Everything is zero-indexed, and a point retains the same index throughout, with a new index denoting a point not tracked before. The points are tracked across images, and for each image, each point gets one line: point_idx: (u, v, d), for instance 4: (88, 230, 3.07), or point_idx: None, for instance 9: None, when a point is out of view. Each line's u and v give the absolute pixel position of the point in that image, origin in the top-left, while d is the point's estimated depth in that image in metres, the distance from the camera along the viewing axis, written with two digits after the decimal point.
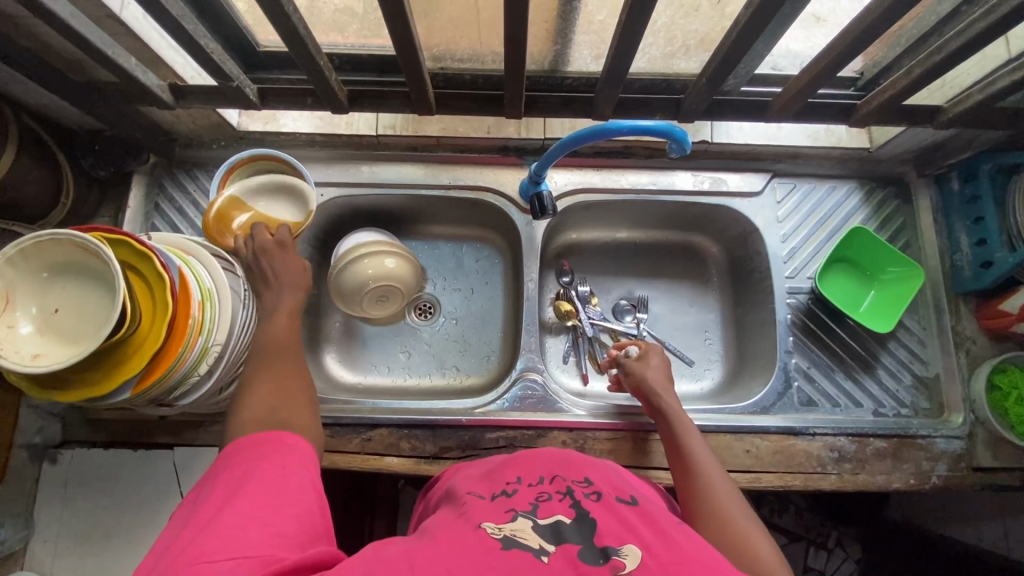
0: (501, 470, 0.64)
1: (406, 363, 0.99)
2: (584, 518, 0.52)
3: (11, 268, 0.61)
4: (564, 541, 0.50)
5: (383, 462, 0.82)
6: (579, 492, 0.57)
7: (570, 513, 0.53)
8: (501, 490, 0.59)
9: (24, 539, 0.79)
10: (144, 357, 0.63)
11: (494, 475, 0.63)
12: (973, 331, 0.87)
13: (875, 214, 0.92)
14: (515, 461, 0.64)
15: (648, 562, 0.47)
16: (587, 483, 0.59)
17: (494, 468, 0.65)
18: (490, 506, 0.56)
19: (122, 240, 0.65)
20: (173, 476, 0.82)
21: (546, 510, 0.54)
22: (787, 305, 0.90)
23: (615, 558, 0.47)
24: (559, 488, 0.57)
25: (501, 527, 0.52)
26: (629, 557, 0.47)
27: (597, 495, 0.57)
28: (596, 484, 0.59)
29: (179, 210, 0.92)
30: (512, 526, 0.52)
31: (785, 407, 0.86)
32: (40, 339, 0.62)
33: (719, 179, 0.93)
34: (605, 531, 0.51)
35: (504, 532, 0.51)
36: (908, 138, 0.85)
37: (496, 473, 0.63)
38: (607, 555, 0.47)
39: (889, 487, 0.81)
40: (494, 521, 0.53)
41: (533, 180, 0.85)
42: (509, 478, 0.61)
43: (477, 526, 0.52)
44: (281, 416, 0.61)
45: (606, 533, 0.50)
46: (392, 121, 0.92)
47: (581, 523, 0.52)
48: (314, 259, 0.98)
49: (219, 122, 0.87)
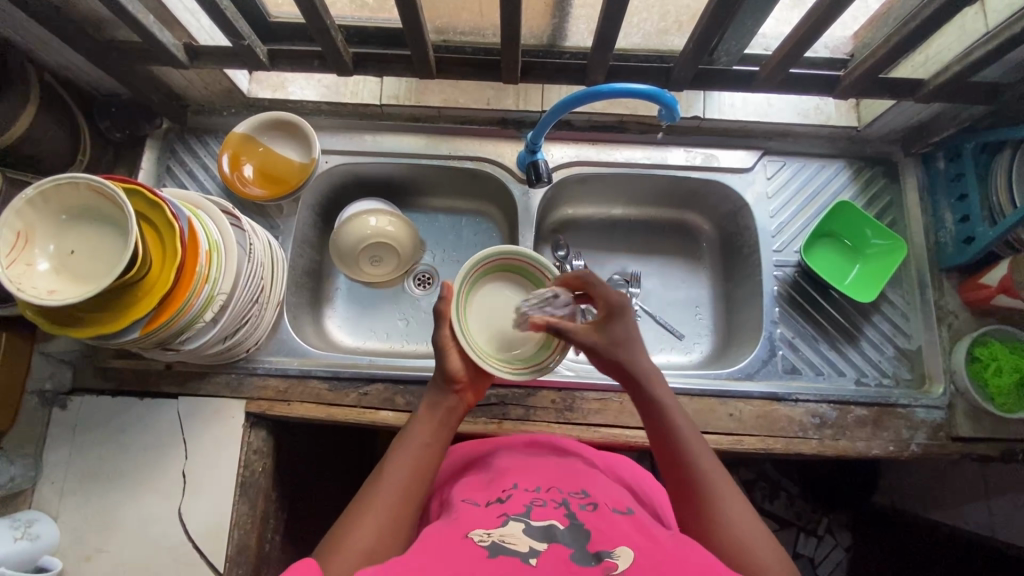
0: (497, 476, 0.67)
1: (404, 330, 1.02)
2: (578, 527, 0.56)
3: (30, 209, 0.64)
4: (557, 543, 0.52)
5: (379, 416, 0.86)
6: (575, 503, 0.60)
7: (564, 520, 0.56)
8: (496, 495, 0.62)
9: (34, 479, 0.83)
10: (157, 296, 0.66)
11: (491, 480, 0.66)
12: (956, 306, 0.89)
13: (863, 191, 0.95)
14: (510, 468, 0.68)
15: (640, 562, 0.50)
16: (583, 494, 0.62)
17: (492, 472, 0.68)
18: (484, 511, 0.59)
19: (135, 190, 0.69)
20: (177, 423, 0.85)
21: (539, 514, 0.57)
22: (774, 278, 0.92)
23: (607, 559, 0.50)
24: (555, 495, 0.61)
25: (490, 534, 0.54)
26: (621, 558, 0.50)
27: (593, 505, 0.60)
28: (593, 495, 0.62)
29: (190, 172, 0.95)
30: (501, 532, 0.54)
31: (769, 374, 0.88)
32: (56, 277, 0.65)
33: (712, 155, 0.96)
34: (598, 537, 0.54)
35: (492, 538, 0.53)
36: (896, 115, 0.88)
37: (495, 479, 0.66)
38: (600, 557, 0.51)
39: (868, 453, 0.83)
40: (484, 527, 0.55)
41: (529, 150, 0.89)
42: (505, 482, 0.65)
43: (464, 535, 0.54)
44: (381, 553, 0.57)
45: (599, 539, 0.54)
46: (395, 90, 0.95)
47: (574, 530, 0.55)
48: (319, 226, 1.02)
49: (230, 87, 0.90)
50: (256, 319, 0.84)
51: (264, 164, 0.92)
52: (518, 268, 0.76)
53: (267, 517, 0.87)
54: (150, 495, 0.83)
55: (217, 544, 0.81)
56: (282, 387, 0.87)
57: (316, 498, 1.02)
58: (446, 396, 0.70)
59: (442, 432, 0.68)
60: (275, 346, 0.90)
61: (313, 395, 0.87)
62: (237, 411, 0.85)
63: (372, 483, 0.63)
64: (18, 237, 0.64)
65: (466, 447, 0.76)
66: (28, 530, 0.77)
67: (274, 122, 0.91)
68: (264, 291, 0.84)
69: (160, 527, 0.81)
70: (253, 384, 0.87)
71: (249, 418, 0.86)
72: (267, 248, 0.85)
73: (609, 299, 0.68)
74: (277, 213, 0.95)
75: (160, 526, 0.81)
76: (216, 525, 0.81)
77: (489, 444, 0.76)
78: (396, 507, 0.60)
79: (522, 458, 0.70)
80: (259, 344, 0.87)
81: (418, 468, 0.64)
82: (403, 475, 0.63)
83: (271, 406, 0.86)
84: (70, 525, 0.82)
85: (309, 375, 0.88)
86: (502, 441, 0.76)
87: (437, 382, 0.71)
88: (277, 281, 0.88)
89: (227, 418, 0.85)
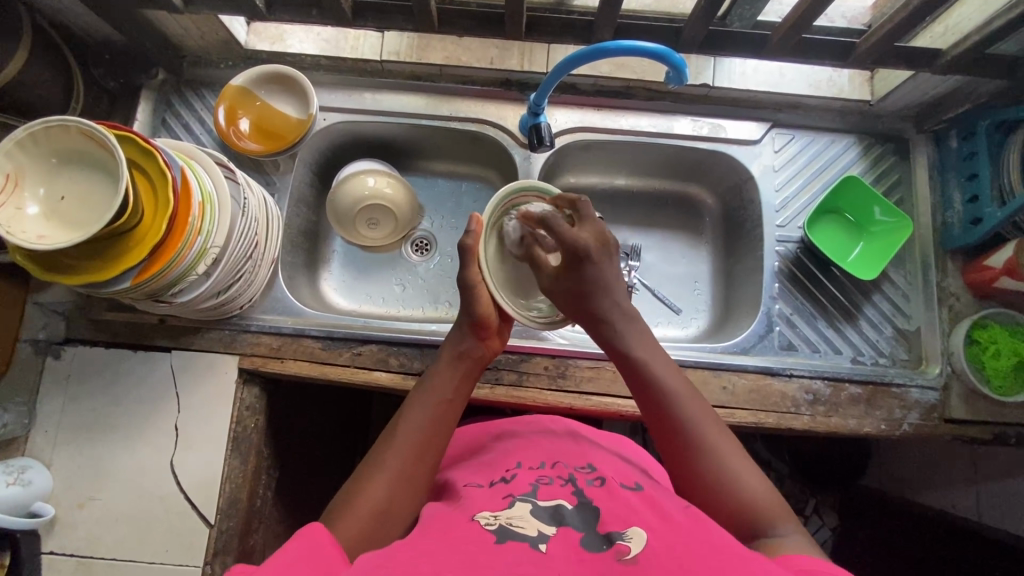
0: (501, 457, 0.68)
1: (400, 295, 1.02)
2: (587, 505, 0.55)
3: (20, 151, 0.63)
4: (566, 527, 0.52)
5: (372, 376, 0.86)
6: (582, 478, 0.61)
7: (572, 499, 0.56)
8: (498, 476, 0.63)
9: (27, 426, 0.83)
10: (148, 246, 0.65)
11: (493, 463, 0.67)
12: (958, 287, 0.88)
13: (872, 168, 0.93)
14: (512, 449, 0.69)
15: (654, 545, 0.49)
16: (589, 469, 0.63)
17: (494, 454, 0.69)
18: (489, 493, 0.59)
19: (126, 137, 0.67)
20: (170, 376, 0.85)
21: (546, 493, 0.58)
22: (775, 253, 0.91)
23: (619, 543, 0.50)
24: (561, 473, 0.62)
25: (497, 516, 0.54)
26: (634, 541, 0.50)
27: (601, 482, 0.60)
28: (599, 470, 0.63)
29: (186, 126, 0.93)
30: (508, 514, 0.54)
31: (765, 349, 0.88)
32: (46, 222, 0.64)
33: (719, 125, 0.93)
34: (609, 517, 0.53)
35: (499, 521, 0.53)
36: (910, 89, 0.86)
37: (497, 461, 0.67)
38: (611, 541, 0.50)
39: (860, 430, 0.83)
40: (491, 510, 0.55)
41: (532, 112, 0.86)
42: (508, 463, 0.66)
43: (471, 518, 0.54)
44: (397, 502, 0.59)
45: (610, 520, 0.53)
46: (396, 47, 0.92)
47: (583, 509, 0.55)
48: (316, 185, 1.00)
49: (226, 36, 0.88)
50: (250, 275, 0.83)
51: (260, 118, 0.90)
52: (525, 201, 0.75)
53: (258, 473, 0.88)
54: (143, 446, 0.83)
55: (209, 496, 0.81)
56: (275, 345, 0.87)
57: (307, 459, 1.03)
58: (469, 342, 0.71)
59: (464, 382, 0.69)
60: (269, 304, 0.89)
61: (307, 353, 0.87)
62: (230, 367, 0.85)
63: (388, 432, 0.64)
64: (8, 180, 0.62)
65: (471, 433, 0.78)
66: (21, 476, 0.78)
67: (270, 76, 0.89)
68: (258, 247, 0.83)
69: (152, 478, 0.82)
70: (246, 340, 0.86)
71: (241, 374, 0.86)
72: (262, 203, 0.84)
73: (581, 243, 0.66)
74: (273, 170, 0.93)
75: (152, 477, 0.82)
76: (207, 477, 0.82)
77: (490, 429, 0.77)
78: (413, 456, 0.61)
79: (522, 438, 0.72)
80: (252, 300, 0.86)
81: (438, 418, 0.65)
82: (421, 424, 0.64)
83: (264, 363, 0.86)
84: (63, 473, 0.82)
85: (302, 334, 0.87)
86: (502, 426, 0.77)
87: (462, 327, 0.72)
88: (271, 238, 0.86)
89: (220, 373, 0.85)
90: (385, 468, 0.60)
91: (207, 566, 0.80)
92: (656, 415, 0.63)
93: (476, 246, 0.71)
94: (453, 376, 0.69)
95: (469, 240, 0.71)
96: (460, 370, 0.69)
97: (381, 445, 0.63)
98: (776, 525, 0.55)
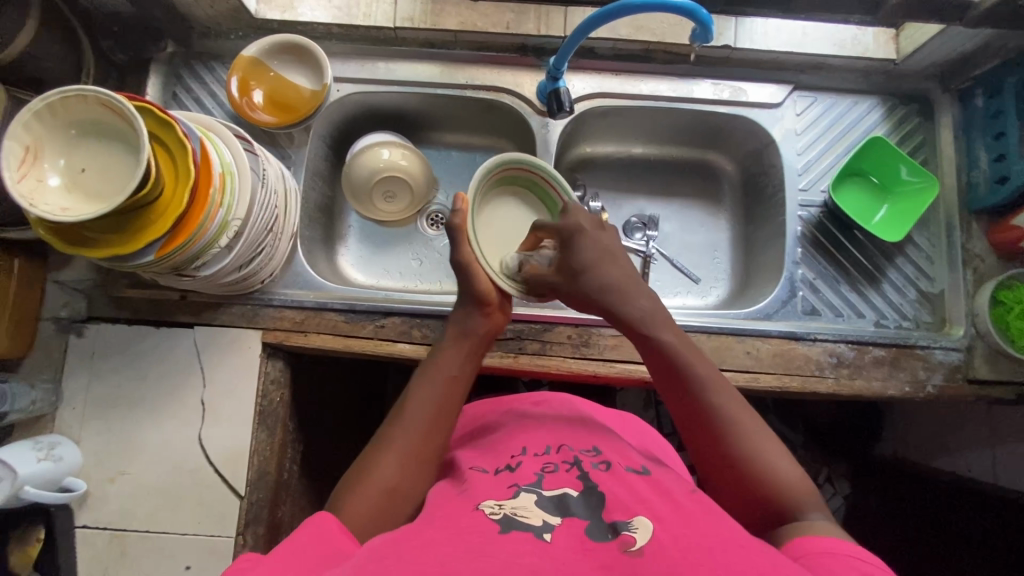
0: (506, 440, 0.67)
1: (418, 269, 1.01)
2: (593, 490, 0.55)
3: (39, 122, 0.62)
4: (571, 518, 0.51)
5: (395, 348, 0.86)
6: (588, 463, 0.60)
7: (577, 486, 0.56)
8: (504, 462, 0.62)
9: (54, 404, 0.83)
10: (169, 219, 0.64)
11: (497, 446, 0.66)
12: (982, 248, 0.87)
13: (896, 129, 0.92)
14: (517, 432, 0.67)
15: (659, 536, 0.48)
16: (595, 453, 0.62)
17: (498, 436, 0.68)
18: (493, 481, 0.58)
19: (145, 108, 0.66)
20: (194, 352, 0.85)
21: (551, 482, 0.57)
22: (798, 218, 0.90)
23: (624, 533, 0.49)
24: (566, 458, 0.61)
25: (501, 506, 0.53)
26: (639, 532, 0.49)
27: (607, 466, 0.60)
28: (605, 454, 0.62)
29: (197, 100, 0.91)
30: (513, 504, 0.53)
31: (788, 314, 0.87)
32: (68, 195, 0.63)
33: (740, 88, 0.92)
34: (613, 505, 0.53)
35: (503, 511, 0.52)
36: (937, 46, 0.84)
37: (501, 444, 0.66)
38: (617, 531, 0.49)
39: (884, 393, 0.83)
40: (495, 499, 0.54)
41: (551, 77, 0.85)
42: (513, 448, 0.64)
43: (475, 508, 0.53)
44: (407, 482, 0.59)
45: (615, 509, 0.52)
46: (410, 12, 0.90)
47: (588, 496, 0.54)
48: (330, 159, 0.99)
49: (238, 6, 0.86)
50: (270, 250, 0.82)
51: (274, 90, 0.88)
52: (532, 183, 0.75)
53: (285, 446, 0.88)
54: (169, 421, 0.83)
55: (238, 469, 0.82)
56: (298, 319, 0.87)
57: (328, 434, 1.03)
58: (474, 319, 0.69)
59: (469, 361, 0.68)
60: (289, 279, 0.89)
61: (329, 326, 0.87)
62: (253, 341, 0.85)
63: (394, 414, 0.63)
64: (27, 152, 0.62)
65: (482, 408, 0.78)
66: (51, 452, 0.78)
67: (284, 46, 0.87)
68: (278, 220, 0.82)
69: (180, 452, 0.83)
70: (268, 315, 0.86)
71: (265, 349, 0.86)
72: (280, 175, 0.82)
73: (573, 224, 0.69)
74: (288, 143, 0.92)
75: (180, 450, 0.83)
76: (235, 451, 0.83)
77: (496, 407, 0.77)
78: (421, 437, 0.62)
79: (527, 418, 0.70)
80: (273, 275, 0.86)
81: (444, 399, 0.64)
82: (425, 406, 0.63)
83: (287, 337, 0.86)
84: (91, 449, 0.83)
85: (324, 308, 0.87)
86: (512, 405, 0.75)
87: (467, 305, 0.70)
88: (290, 212, 0.86)
89: (243, 348, 0.85)
90: (390, 451, 0.60)
91: (239, 536, 0.81)
92: (676, 398, 0.63)
93: (465, 225, 0.68)
94: (457, 356, 0.68)
95: (457, 219, 0.68)
96: (457, 349, 0.68)
97: (387, 426, 0.63)
98: (803, 508, 0.55)
